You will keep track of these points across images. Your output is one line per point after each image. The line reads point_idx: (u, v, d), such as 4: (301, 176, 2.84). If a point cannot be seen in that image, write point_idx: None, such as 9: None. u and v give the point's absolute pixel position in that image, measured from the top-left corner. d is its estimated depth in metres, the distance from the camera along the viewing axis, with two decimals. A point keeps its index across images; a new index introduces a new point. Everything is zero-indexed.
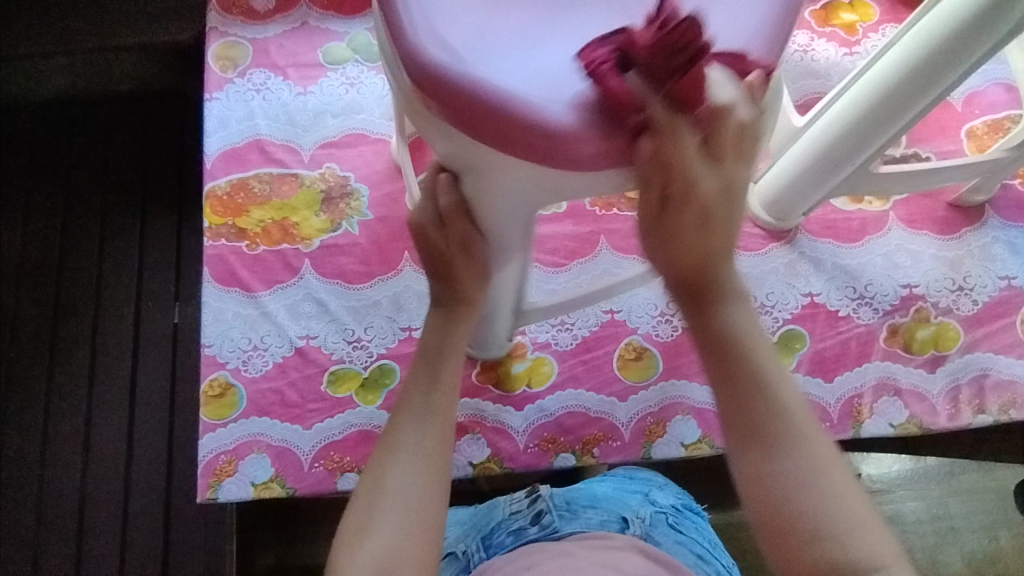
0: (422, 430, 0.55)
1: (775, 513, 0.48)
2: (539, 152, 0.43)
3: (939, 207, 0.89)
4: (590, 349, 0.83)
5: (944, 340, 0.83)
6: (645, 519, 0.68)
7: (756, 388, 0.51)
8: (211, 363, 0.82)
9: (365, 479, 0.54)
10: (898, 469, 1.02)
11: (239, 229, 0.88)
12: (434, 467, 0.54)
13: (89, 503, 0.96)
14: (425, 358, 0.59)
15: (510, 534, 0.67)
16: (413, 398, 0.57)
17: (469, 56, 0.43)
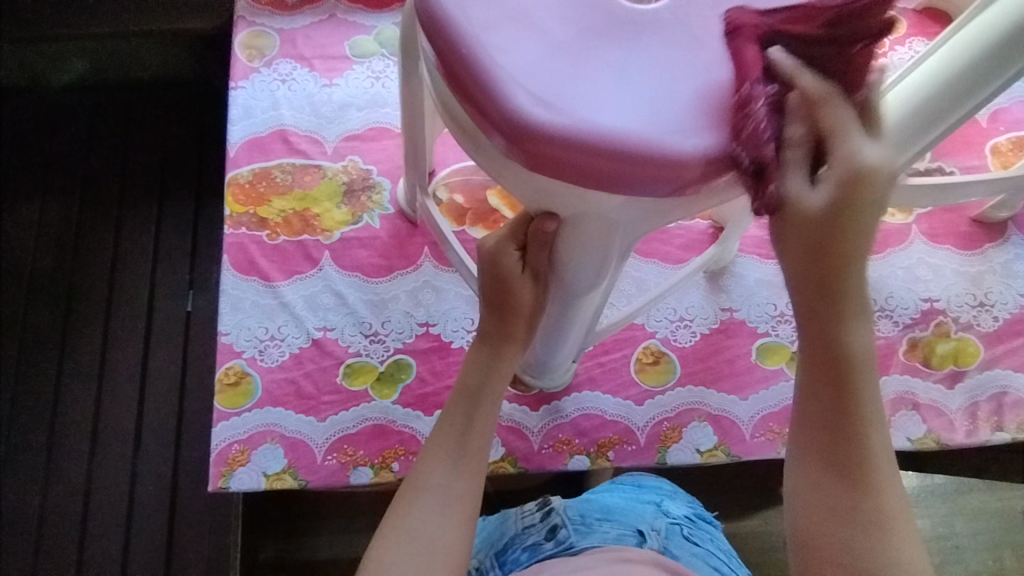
0: (453, 473, 0.57)
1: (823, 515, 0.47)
2: (581, 173, 0.42)
3: (961, 223, 0.89)
4: (607, 352, 0.83)
5: (964, 356, 0.83)
6: (661, 531, 0.67)
7: (861, 404, 0.47)
8: (227, 351, 0.82)
9: (393, 513, 0.55)
10: (907, 485, 1.01)
11: (260, 218, 0.87)
12: (463, 512, 0.55)
13: (97, 488, 0.96)
14: (463, 392, 0.61)
15: (525, 550, 0.66)
16: (448, 439, 0.59)
17: (509, 61, 0.43)
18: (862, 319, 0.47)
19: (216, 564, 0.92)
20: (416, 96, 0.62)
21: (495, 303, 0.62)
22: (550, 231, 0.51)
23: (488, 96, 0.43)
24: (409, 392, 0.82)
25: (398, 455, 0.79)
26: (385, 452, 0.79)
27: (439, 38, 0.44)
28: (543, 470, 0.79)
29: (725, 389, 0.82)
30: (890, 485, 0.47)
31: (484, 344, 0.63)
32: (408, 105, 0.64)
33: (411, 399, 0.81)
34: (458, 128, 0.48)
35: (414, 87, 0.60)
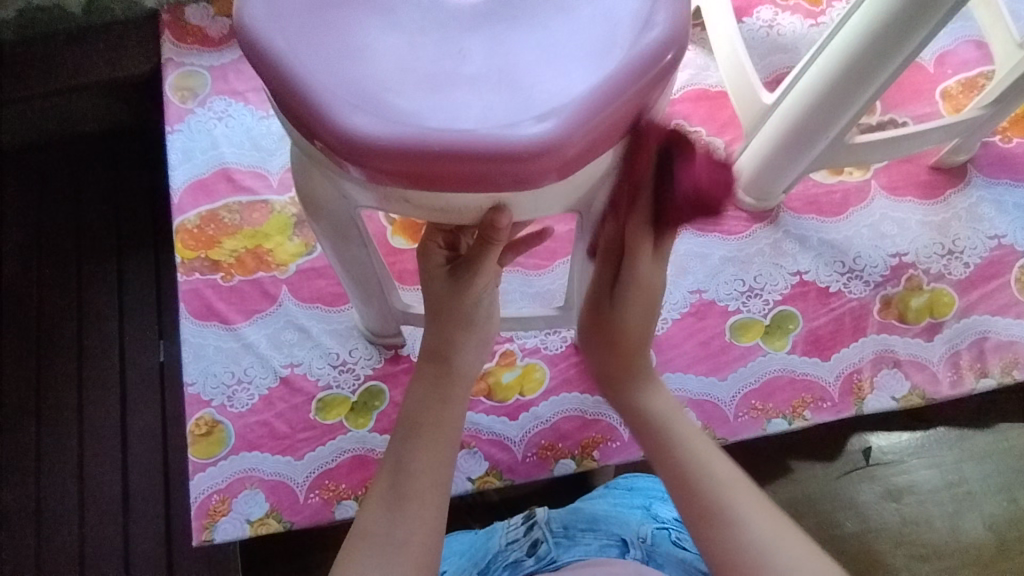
0: (394, 521, 0.53)
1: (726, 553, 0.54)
2: (541, 172, 0.42)
3: (920, 172, 0.88)
4: (581, 350, 0.82)
5: (939, 306, 0.82)
6: (646, 538, 0.65)
7: (684, 487, 0.58)
8: (196, 402, 0.80)
9: (338, 568, 0.52)
10: (906, 440, 1.01)
11: (212, 261, 0.86)
12: (410, 563, 0.51)
13: (90, 556, 0.94)
14: (399, 430, 0.57)
15: (507, 567, 0.65)
16: (382, 483, 0.55)
17: (408, 113, 0.42)
18: (676, 427, 0.62)
19: None
20: (347, 214, 0.55)
21: (432, 310, 0.61)
22: (503, 224, 0.47)
23: (467, 169, 0.42)
24: (385, 417, 0.80)
25: None
26: (367, 483, 0.78)
27: (371, 161, 0.42)
28: (530, 480, 0.78)
29: (703, 371, 0.80)
30: (749, 504, 0.56)
31: (428, 365, 0.60)
32: (335, 227, 0.57)
33: (387, 425, 0.80)
34: (429, 211, 0.47)
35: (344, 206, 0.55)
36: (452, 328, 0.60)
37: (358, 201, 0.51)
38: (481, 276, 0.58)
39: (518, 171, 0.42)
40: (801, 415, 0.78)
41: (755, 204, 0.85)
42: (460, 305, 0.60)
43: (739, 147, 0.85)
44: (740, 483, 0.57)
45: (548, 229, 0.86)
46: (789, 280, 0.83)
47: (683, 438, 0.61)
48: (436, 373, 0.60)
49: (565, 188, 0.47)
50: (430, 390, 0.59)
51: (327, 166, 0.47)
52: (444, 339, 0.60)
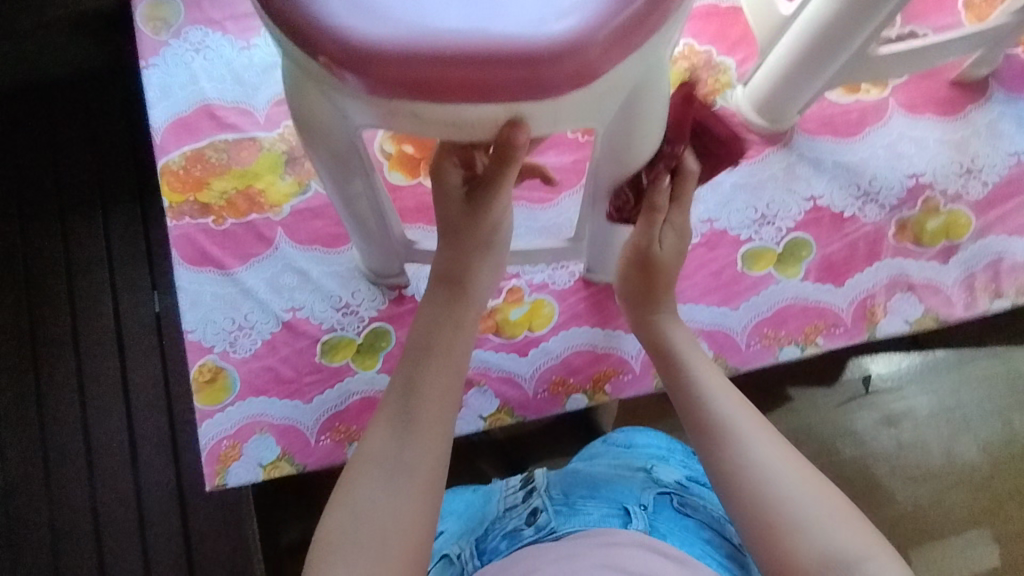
0: (402, 442, 0.50)
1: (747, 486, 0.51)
2: (561, 77, 0.41)
3: (940, 88, 0.84)
4: (590, 285, 0.80)
5: (956, 228, 0.80)
6: (648, 505, 0.62)
7: (693, 409, 0.57)
8: (197, 349, 0.78)
9: (341, 489, 0.49)
10: (909, 364, 1.01)
11: (202, 204, 0.82)
12: (420, 484, 0.48)
13: (103, 507, 0.94)
14: (410, 353, 0.55)
15: (504, 538, 0.63)
16: (391, 404, 0.53)
17: (417, 20, 0.40)
18: (696, 364, 0.61)
19: (238, 559, 0.91)
20: (347, 140, 0.51)
21: (443, 231, 0.59)
22: (521, 142, 0.44)
23: (485, 76, 0.40)
24: (392, 359, 0.78)
25: None
26: None
27: (381, 73, 0.40)
28: (541, 416, 0.77)
29: (714, 302, 0.78)
30: (765, 439, 0.53)
31: (441, 288, 0.58)
32: (335, 156, 0.53)
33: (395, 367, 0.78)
34: (444, 127, 0.44)
35: (345, 134, 0.50)
36: (470, 251, 0.58)
37: (360, 122, 0.48)
38: (497, 198, 0.55)
39: (539, 77, 0.40)
40: (813, 341, 0.78)
41: (767, 126, 0.81)
42: (475, 230, 0.57)
43: (752, 65, 0.81)
44: (750, 412, 0.56)
45: (553, 160, 0.82)
46: (803, 205, 0.81)
47: (698, 374, 0.60)
48: (449, 297, 0.57)
49: (584, 100, 0.44)
50: (442, 312, 0.57)
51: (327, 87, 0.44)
52: (460, 264, 0.58)
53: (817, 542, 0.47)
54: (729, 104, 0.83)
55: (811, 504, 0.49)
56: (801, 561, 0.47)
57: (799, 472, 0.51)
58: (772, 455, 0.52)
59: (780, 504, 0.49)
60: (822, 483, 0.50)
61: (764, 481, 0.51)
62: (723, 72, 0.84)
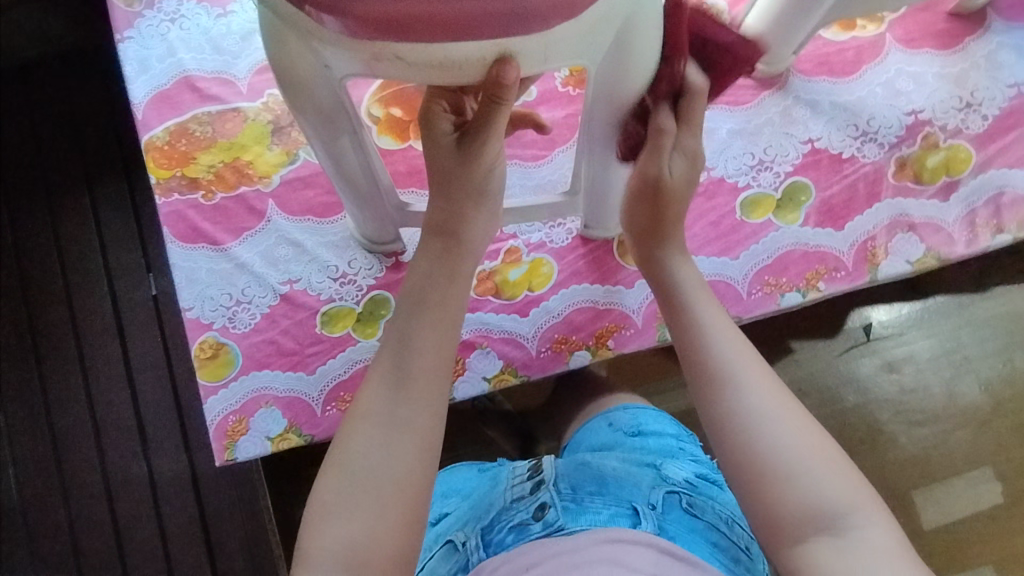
0: (396, 400, 0.50)
1: (743, 438, 0.50)
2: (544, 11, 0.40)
3: (937, 20, 0.81)
4: (587, 241, 0.79)
5: (956, 164, 0.78)
6: (657, 505, 0.60)
7: (698, 362, 0.55)
8: (196, 326, 0.78)
9: (337, 443, 0.50)
10: (908, 312, 1.01)
11: (190, 179, 0.80)
12: (416, 444, 0.49)
13: (117, 489, 0.94)
14: (404, 305, 0.55)
15: (510, 531, 0.61)
16: (384, 363, 0.52)
17: None
18: (705, 312, 0.58)
19: (255, 531, 0.92)
20: (333, 98, 0.49)
21: (435, 183, 0.58)
22: (512, 80, 0.43)
23: (466, 9, 0.39)
24: None
25: None
26: None
27: (359, 11, 0.39)
28: (545, 374, 0.77)
29: (714, 252, 0.78)
30: (764, 388, 0.52)
31: (436, 240, 0.58)
32: (324, 115, 0.51)
33: None
34: (428, 69, 0.42)
35: (330, 88, 0.48)
36: (463, 200, 0.58)
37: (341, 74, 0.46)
38: (488, 144, 0.54)
39: (523, 8, 0.39)
40: (814, 287, 0.77)
41: (763, 69, 0.79)
42: (468, 179, 0.57)
43: (744, 6, 0.79)
44: (758, 365, 0.53)
45: (544, 116, 0.80)
46: (801, 148, 0.79)
47: (705, 320, 0.57)
48: (442, 248, 0.58)
49: (573, 35, 0.43)
50: (436, 264, 0.57)
51: (305, 32, 0.43)
52: (455, 215, 0.58)
53: (802, 497, 0.47)
54: None
55: (805, 459, 0.48)
56: (784, 511, 0.48)
57: (800, 427, 0.50)
58: (770, 407, 0.51)
59: (772, 458, 0.49)
60: (821, 440, 0.50)
61: (762, 437, 0.50)
62: None
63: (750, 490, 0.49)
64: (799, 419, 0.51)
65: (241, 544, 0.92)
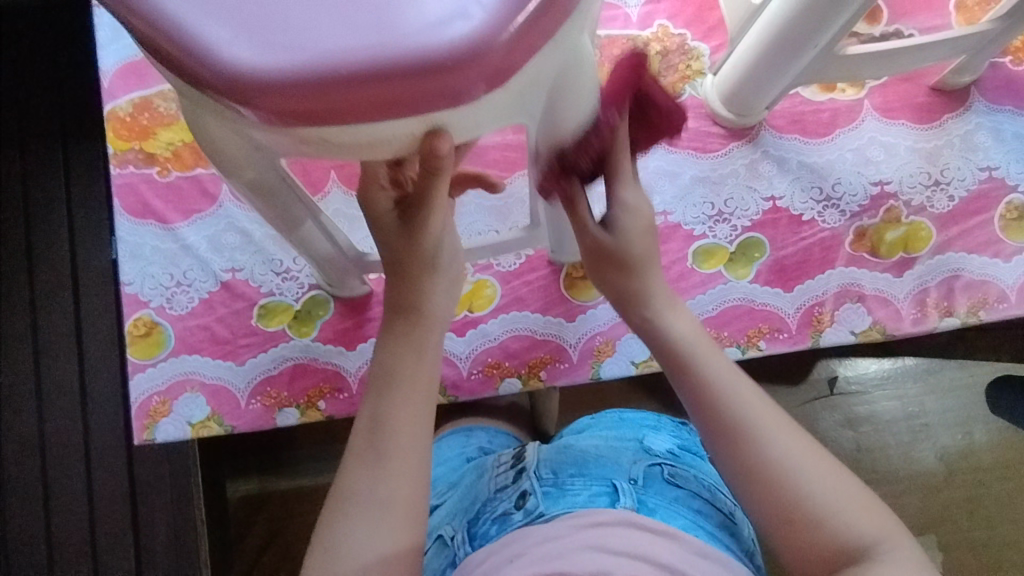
0: (376, 480, 0.48)
1: (776, 494, 0.50)
2: (470, 84, 0.37)
3: (919, 93, 0.80)
4: (534, 269, 0.78)
5: (915, 241, 0.77)
6: (637, 480, 0.58)
7: (706, 406, 0.54)
8: (133, 302, 0.78)
9: (321, 531, 0.48)
10: (878, 369, 1.01)
11: (147, 154, 0.80)
12: (399, 516, 0.47)
13: (52, 448, 0.91)
14: (371, 388, 0.52)
15: (494, 523, 0.58)
16: (359, 443, 0.50)
17: (294, 40, 0.35)
18: (696, 349, 0.58)
19: (179, 518, 0.88)
20: (265, 162, 0.49)
21: (388, 264, 0.55)
22: (444, 150, 0.41)
23: (385, 94, 0.36)
24: (329, 327, 0.77)
25: (323, 394, 0.76)
26: (309, 392, 0.76)
27: (265, 99, 0.36)
28: (474, 397, 0.77)
29: None
30: (786, 436, 0.51)
31: (397, 318, 0.55)
32: (255, 181, 0.50)
33: (331, 335, 0.77)
34: (356, 147, 0.40)
35: (258, 160, 0.48)
36: (416, 277, 0.55)
37: (266, 144, 0.44)
38: (433, 214, 0.52)
39: (450, 86, 0.36)
40: (755, 345, 0.76)
41: (734, 120, 0.78)
42: (419, 252, 0.54)
43: (723, 54, 0.78)
44: (764, 404, 0.54)
45: (509, 137, 0.79)
46: (762, 205, 0.78)
47: (705, 360, 0.57)
48: (405, 326, 0.54)
49: (501, 100, 0.41)
50: (405, 341, 0.54)
51: (224, 114, 0.39)
52: (408, 291, 0.55)
53: (837, 534, 0.48)
54: (698, 94, 0.80)
55: (826, 494, 0.49)
56: (818, 551, 0.48)
57: (818, 462, 0.51)
58: (796, 456, 0.51)
59: (803, 501, 0.49)
60: (841, 474, 0.50)
61: (786, 483, 0.50)
62: (696, 59, 0.81)
63: (789, 539, 0.50)
64: (821, 459, 0.51)
65: (167, 520, 0.88)
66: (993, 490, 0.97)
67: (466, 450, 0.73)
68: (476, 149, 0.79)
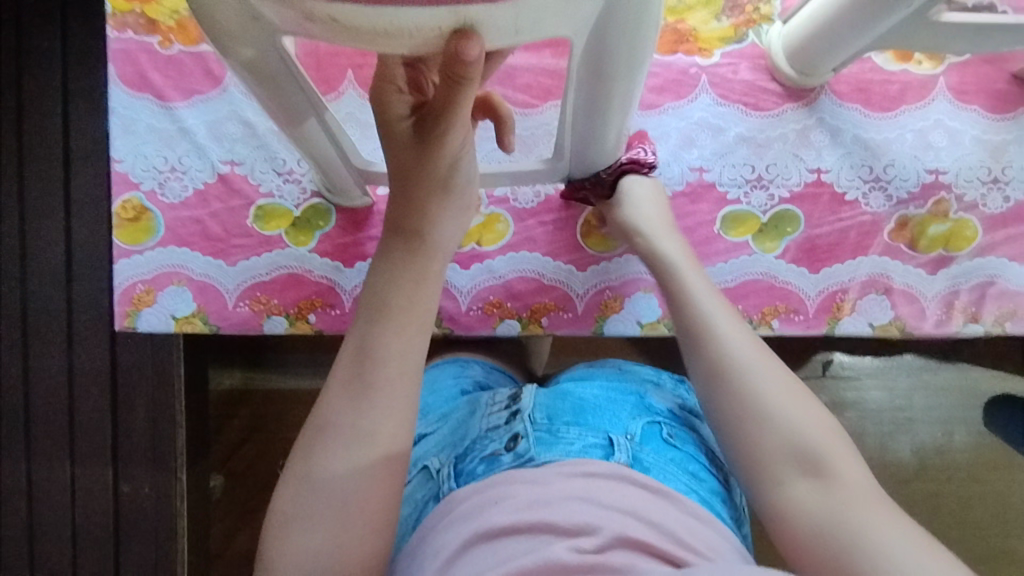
0: (361, 409, 0.45)
1: (737, 409, 0.52)
2: None
3: (999, 78, 0.73)
4: (552, 210, 0.73)
5: (957, 240, 0.73)
6: (635, 437, 0.55)
7: (692, 332, 0.57)
8: (123, 182, 0.72)
9: (295, 457, 0.45)
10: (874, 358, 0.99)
11: (148, 19, 0.72)
12: (378, 448, 0.44)
13: (32, 321, 0.86)
14: (362, 312, 0.48)
15: (483, 462, 0.53)
16: (344, 371, 0.47)
17: None
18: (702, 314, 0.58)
19: (159, 409, 0.86)
20: (272, 47, 0.43)
21: (394, 177, 0.50)
22: (473, 56, 0.35)
23: None
24: (328, 240, 0.73)
25: (315, 307, 0.73)
26: (300, 303, 0.73)
27: None
28: (469, 334, 0.73)
29: None
30: (754, 361, 0.54)
31: (396, 239, 0.50)
32: (258, 62, 0.45)
33: (329, 249, 0.73)
34: (372, 36, 0.34)
35: (259, 37, 0.42)
36: (425, 197, 0.50)
37: (274, 26, 0.38)
38: (454, 130, 0.45)
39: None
40: (767, 323, 0.72)
41: (795, 78, 0.71)
42: (431, 173, 0.49)
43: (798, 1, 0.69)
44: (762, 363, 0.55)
45: (547, 61, 0.72)
46: (805, 176, 0.73)
47: (697, 289, 0.60)
48: (406, 250, 0.50)
49: (550, 8, 0.35)
50: (402, 266, 0.49)
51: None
52: (413, 212, 0.50)
53: (790, 448, 0.49)
54: (760, 42, 0.73)
55: (789, 418, 0.50)
56: (773, 462, 0.49)
57: (808, 412, 0.51)
58: (761, 376, 0.53)
59: (764, 412, 0.51)
60: (805, 400, 0.52)
61: (747, 398, 0.52)
62: (766, 1, 0.72)
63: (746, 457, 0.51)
64: (783, 380, 0.53)
65: (147, 410, 0.86)
66: (964, 494, 0.98)
67: (461, 381, 0.67)
68: (509, 69, 0.72)
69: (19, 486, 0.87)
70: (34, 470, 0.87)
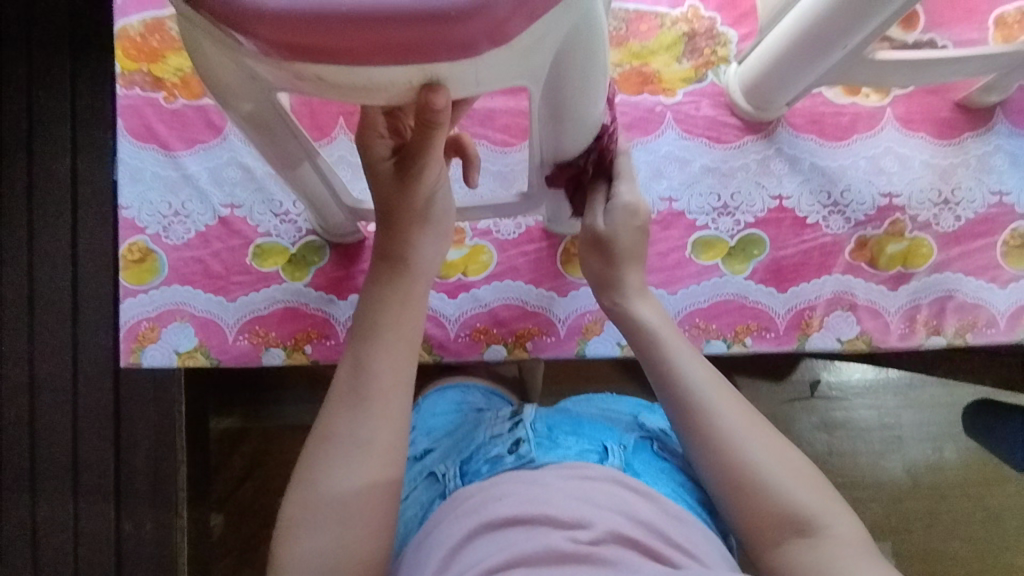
0: (357, 421, 0.49)
1: (742, 485, 0.54)
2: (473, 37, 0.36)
3: (944, 107, 0.79)
4: (534, 240, 0.78)
5: (914, 256, 0.77)
6: (626, 446, 0.59)
7: (663, 377, 0.61)
8: (130, 227, 0.77)
9: (296, 470, 0.49)
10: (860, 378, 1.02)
11: (154, 77, 0.78)
12: (377, 460, 0.48)
13: (40, 364, 0.90)
14: (355, 335, 0.52)
15: (486, 463, 0.58)
16: (341, 386, 0.50)
17: None
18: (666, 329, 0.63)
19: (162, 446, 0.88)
20: (266, 99, 0.48)
21: (379, 211, 0.54)
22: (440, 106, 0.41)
23: (383, 38, 0.35)
24: (323, 274, 0.78)
25: (310, 339, 0.77)
26: (298, 335, 0.77)
27: (263, 30, 0.35)
28: (459, 360, 0.77)
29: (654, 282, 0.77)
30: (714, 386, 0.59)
31: (380, 264, 0.55)
32: (254, 113, 0.50)
33: (324, 283, 0.78)
34: (353, 90, 0.39)
35: (255, 92, 0.47)
36: (408, 226, 0.54)
37: (267, 83, 0.43)
38: (429, 166, 0.50)
39: (453, 36, 0.36)
40: (741, 341, 0.76)
41: (752, 113, 0.77)
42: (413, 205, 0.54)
43: (750, 44, 0.76)
44: (727, 389, 0.59)
45: (523, 104, 0.78)
46: (768, 203, 0.78)
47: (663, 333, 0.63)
48: (392, 274, 0.54)
49: (505, 60, 0.40)
50: (388, 291, 0.54)
51: (224, 41, 0.39)
52: (397, 241, 0.54)
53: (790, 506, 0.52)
54: (719, 81, 0.79)
55: (789, 483, 0.53)
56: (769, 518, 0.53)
57: (796, 468, 0.54)
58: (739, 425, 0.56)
59: (766, 486, 0.53)
60: (784, 449, 0.55)
61: (750, 473, 0.54)
62: (723, 45, 0.79)
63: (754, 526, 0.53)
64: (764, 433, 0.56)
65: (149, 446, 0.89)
66: (953, 506, 1.00)
67: (463, 405, 0.71)
68: (489, 112, 0.77)
69: (24, 525, 0.89)
70: (39, 509, 0.89)
